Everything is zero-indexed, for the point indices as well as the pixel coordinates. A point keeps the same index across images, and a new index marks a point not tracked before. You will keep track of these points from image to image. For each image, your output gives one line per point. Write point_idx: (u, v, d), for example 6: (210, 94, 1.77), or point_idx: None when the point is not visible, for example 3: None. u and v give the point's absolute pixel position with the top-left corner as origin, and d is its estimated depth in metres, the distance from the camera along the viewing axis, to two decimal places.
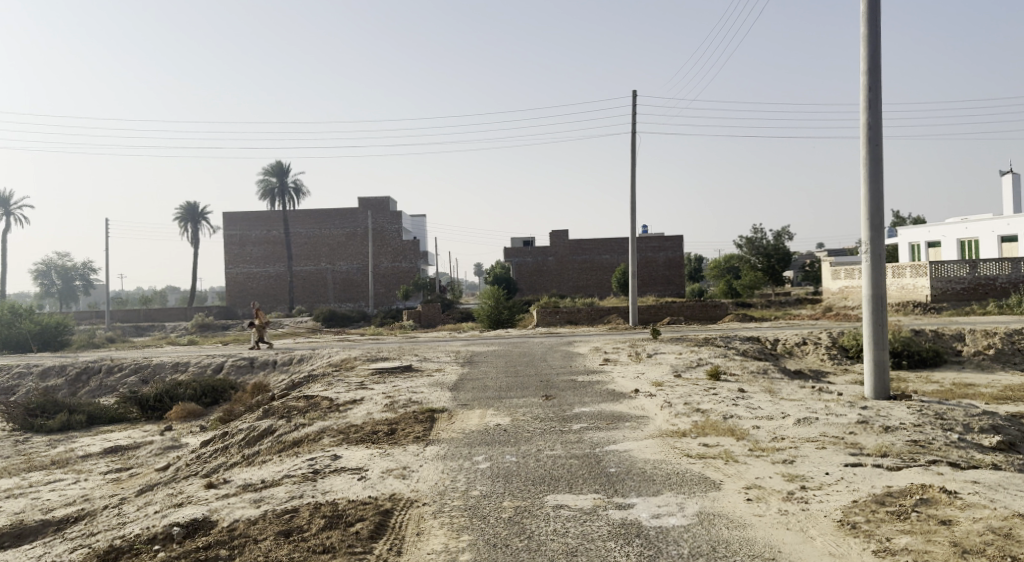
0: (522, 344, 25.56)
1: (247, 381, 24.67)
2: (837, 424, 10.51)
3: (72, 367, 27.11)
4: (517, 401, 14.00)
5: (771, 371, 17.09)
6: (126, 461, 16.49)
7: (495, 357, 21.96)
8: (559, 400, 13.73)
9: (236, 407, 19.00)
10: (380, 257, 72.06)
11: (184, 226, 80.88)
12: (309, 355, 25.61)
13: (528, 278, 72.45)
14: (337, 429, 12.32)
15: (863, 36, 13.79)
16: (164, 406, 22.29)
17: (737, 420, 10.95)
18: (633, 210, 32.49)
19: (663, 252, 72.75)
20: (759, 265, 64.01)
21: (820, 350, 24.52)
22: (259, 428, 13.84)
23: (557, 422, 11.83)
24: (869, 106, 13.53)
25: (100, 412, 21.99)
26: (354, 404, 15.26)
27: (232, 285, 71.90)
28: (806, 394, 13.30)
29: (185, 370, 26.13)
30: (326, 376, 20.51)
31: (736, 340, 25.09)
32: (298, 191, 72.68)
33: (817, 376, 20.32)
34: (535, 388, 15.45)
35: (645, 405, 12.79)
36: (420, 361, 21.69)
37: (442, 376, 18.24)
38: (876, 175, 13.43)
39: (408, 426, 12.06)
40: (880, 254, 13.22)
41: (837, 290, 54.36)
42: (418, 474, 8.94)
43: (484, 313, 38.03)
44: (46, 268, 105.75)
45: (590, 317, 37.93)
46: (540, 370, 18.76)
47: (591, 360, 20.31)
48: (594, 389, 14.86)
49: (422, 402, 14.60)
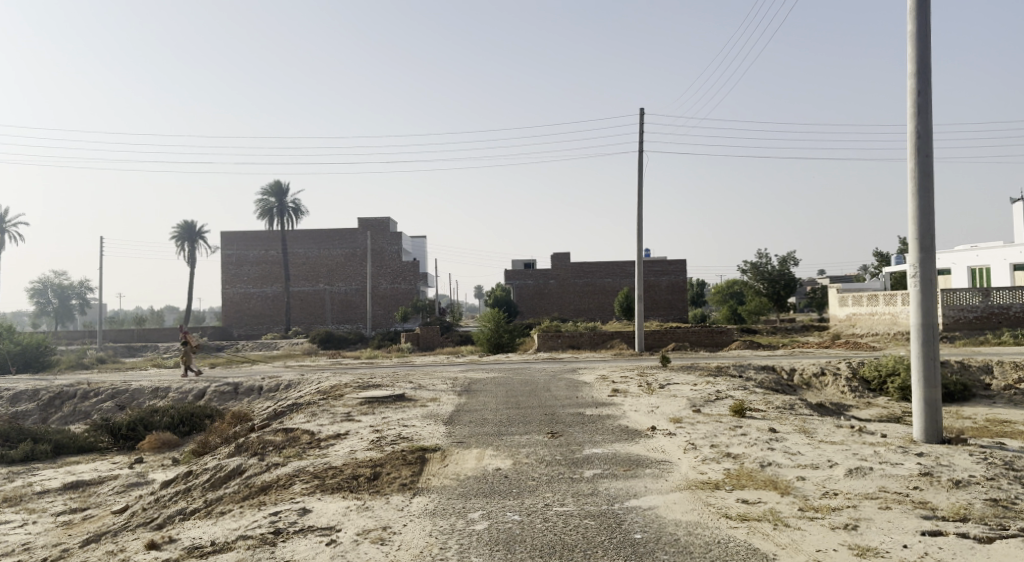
0: (523, 370, 23.92)
1: (229, 408, 23.06)
2: (897, 476, 8.91)
3: (46, 391, 25.54)
4: (519, 439, 12.43)
5: (798, 407, 15.50)
6: (84, 499, 14.90)
7: (494, 385, 20.34)
8: (566, 439, 12.15)
9: (211, 438, 17.42)
10: (379, 278, 70.57)
11: (181, 245, 79.55)
12: (298, 381, 24.02)
13: (529, 301, 70.84)
14: (313, 472, 10.75)
15: (909, 35, 12.35)
16: (137, 435, 20.72)
17: (776, 469, 9.38)
18: (640, 231, 31.06)
19: (666, 276, 71.32)
20: (763, 291, 62.61)
21: (840, 382, 22.94)
22: (227, 467, 12.24)
23: (566, 467, 10.26)
24: (919, 113, 12.08)
25: (69, 441, 20.44)
26: (338, 439, 13.67)
27: (228, 306, 70.43)
28: (847, 437, 11.70)
29: (165, 396, 24.55)
30: (312, 405, 18.91)
31: (751, 370, 23.49)
32: (297, 212, 71.47)
33: (841, 411, 18.72)
34: (539, 423, 13.88)
35: (667, 446, 11.22)
36: (414, 389, 20.06)
37: (437, 408, 16.66)
38: (926, 191, 11.92)
39: (393, 470, 10.47)
40: (931, 277, 11.71)
41: (845, 317, 52.76)
42: (399, 538, 7.41)
43: (484, 337, 36.50)
44: (42, 286, 104.39)
45: (593, 342, 36.37)
46: (542, 401, 17.14)
47: (598, 390, 18.70)
48: (605, 425, 13.27)
49: (413, 439, 12.99)
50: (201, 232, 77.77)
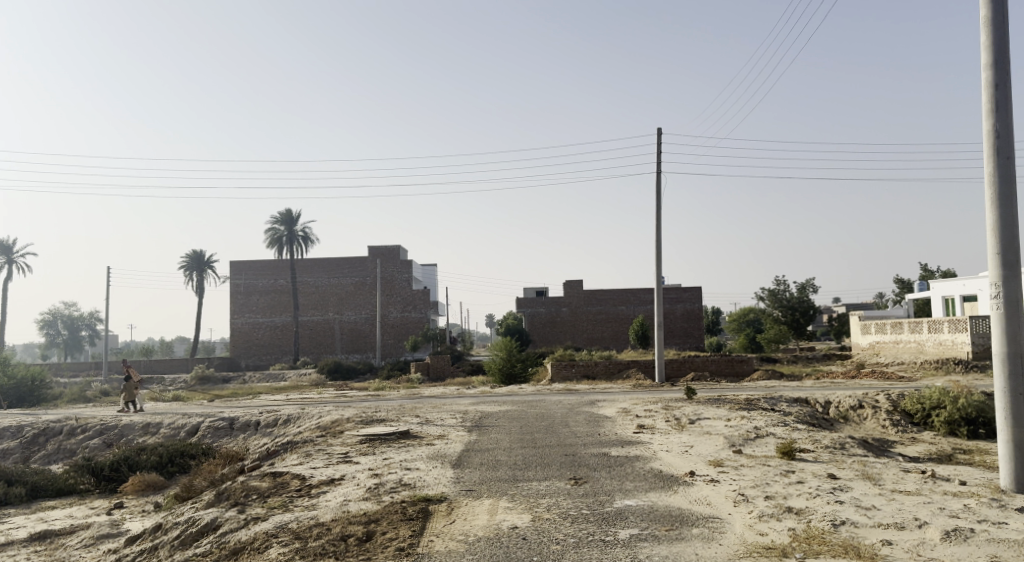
0: (537, 403, 22.23)
1: (223, 446, 21.46)
2: (1009, 541, 7.31)
3: (30, 427, 24.04)
4: (538, 486, 10.79)
5: (849, 447, 13.81)
6: (49, 553, 13.31)
7: (508, 419, 18.67)
8: (593, 487, 10.49)
9: (197, 481, 15.84)
10: (389, 307, 69.08)
11: (190, 275, 78.49)
12: (297, 415, 22.41)
13: (540, 329, 69.14)
14: (295, 530, 9.20)
15: (984, 22, 11.10)
16: (121, 476, 19.18)
17: (853, 530, 7.78)
18: (660, 257, 29.46)
19: (682, 304, 69.62)
20: (782, 319, 60.68)
21: (880, 415, 21.18)
22: (202, 519, 10.69)
23: (597, 525, 8.63)
24: (996, 110, 10.86)
25: (46, 483, 18.92)
26: (332, 485, 12.06)
27: (236, 336, 69.00)
28: (922, 485, 10.02)
29: (156, 433, 23.00)
30: (309, 443, 17.31)
31: (782, 403, 21.74)
32: (306, 240, 70.29)
33: (887, 448, 16.96)
34: (560, 466, 12.23)
35: (712, 497, 9.61)
36: (420, 425, 18.39)
37: (446, 446, 15.04)
38: (1008, 199, 10.72)
39: (389, 529, 8.90)
40: (1016, 297, 10.55)
41: (868, 345, 50.85)
42: None
43: (495, 366, 34.86)
44: (52, 318, 103.33)
45: (608, 372, 34.69)
46: (560, 439, 15.49)
47: (622, 426, 16.99)
48: (634, 469, 11.61)
49: (415, 486, 11.37)
50: (210, 261, 76.73)
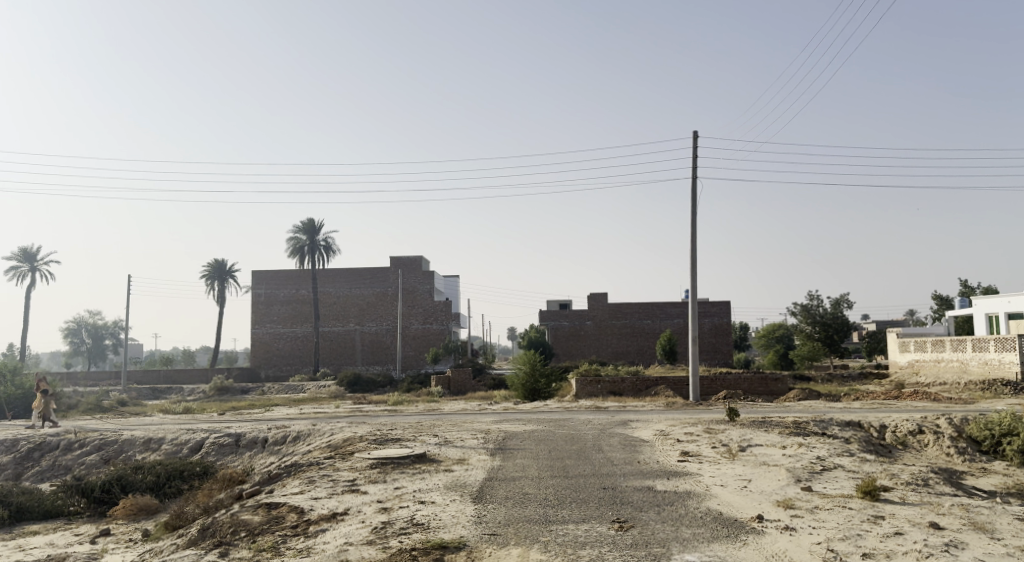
0: (564, 423, 20.39)
1: (226, 465, 19.84)
2: None
3: (26, 441, 22.56)
4: (576, 531, 9.03)
5: (931, 484, 11.87)
6: None
7: (534, 442, 16.84)
8: (642, 534, 8.73)
9: (188, 507, 14.19)
10: (410, 318, 67.53)
11: (211, 284, 77.40)
12: (308, 432, 20.74)
13: (564, 343, 67.28)
14: None
15: None
16: (113, 498, 17.63)
17: None
18: (695, 270, 27.54)
19: (709, 318, 67.52)
20: (814, 335, 58.15)
21: (943, 442, 19.06)
22: None
23: None
24: None
25: (33, 505, 17.39)
26: (334, 522, 10.39)
27: (256, 346, 67.76)
28: None
29: (157, 449, 21.41)
30: (315, 465, 15.64)
31: (833, 427, 19.70)
32: (329, 249, 69.04)
33: (961, 480, 14.94)
34: (600, 504, 10.41)
35: (794, 553, 7.89)
36: (439, 446, 16.65)
37: (467, 474, 13.26)
38: None
39: None
40: None
41: (906, 364, 48.43)
42: None
43: (518, 381, 32.99)
44: (77, 326, 102.87)
45: (635, 388, 32.83)
46: (596, 467, 13.66)
47: (663, 453, 15.09)
48: (688, 511, 9.79)
49: (430, 525, 9.65)
50: (231, 270, 75.71)
